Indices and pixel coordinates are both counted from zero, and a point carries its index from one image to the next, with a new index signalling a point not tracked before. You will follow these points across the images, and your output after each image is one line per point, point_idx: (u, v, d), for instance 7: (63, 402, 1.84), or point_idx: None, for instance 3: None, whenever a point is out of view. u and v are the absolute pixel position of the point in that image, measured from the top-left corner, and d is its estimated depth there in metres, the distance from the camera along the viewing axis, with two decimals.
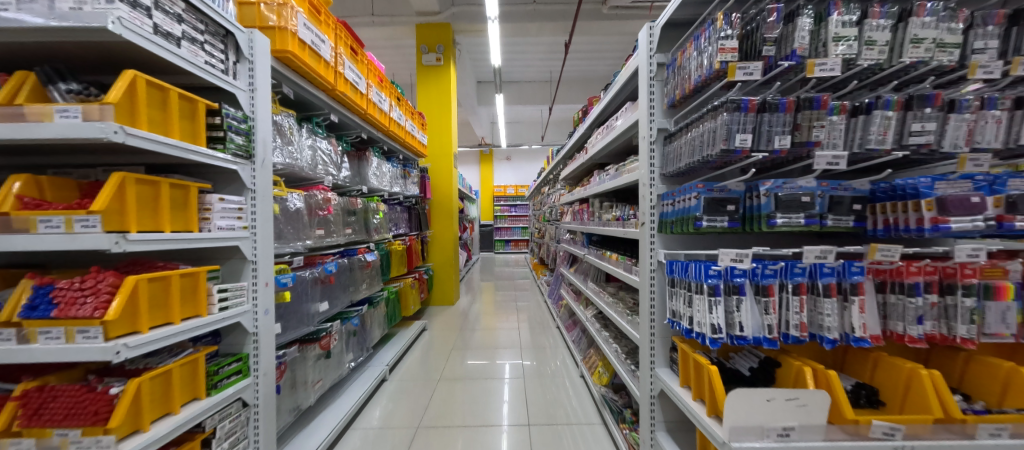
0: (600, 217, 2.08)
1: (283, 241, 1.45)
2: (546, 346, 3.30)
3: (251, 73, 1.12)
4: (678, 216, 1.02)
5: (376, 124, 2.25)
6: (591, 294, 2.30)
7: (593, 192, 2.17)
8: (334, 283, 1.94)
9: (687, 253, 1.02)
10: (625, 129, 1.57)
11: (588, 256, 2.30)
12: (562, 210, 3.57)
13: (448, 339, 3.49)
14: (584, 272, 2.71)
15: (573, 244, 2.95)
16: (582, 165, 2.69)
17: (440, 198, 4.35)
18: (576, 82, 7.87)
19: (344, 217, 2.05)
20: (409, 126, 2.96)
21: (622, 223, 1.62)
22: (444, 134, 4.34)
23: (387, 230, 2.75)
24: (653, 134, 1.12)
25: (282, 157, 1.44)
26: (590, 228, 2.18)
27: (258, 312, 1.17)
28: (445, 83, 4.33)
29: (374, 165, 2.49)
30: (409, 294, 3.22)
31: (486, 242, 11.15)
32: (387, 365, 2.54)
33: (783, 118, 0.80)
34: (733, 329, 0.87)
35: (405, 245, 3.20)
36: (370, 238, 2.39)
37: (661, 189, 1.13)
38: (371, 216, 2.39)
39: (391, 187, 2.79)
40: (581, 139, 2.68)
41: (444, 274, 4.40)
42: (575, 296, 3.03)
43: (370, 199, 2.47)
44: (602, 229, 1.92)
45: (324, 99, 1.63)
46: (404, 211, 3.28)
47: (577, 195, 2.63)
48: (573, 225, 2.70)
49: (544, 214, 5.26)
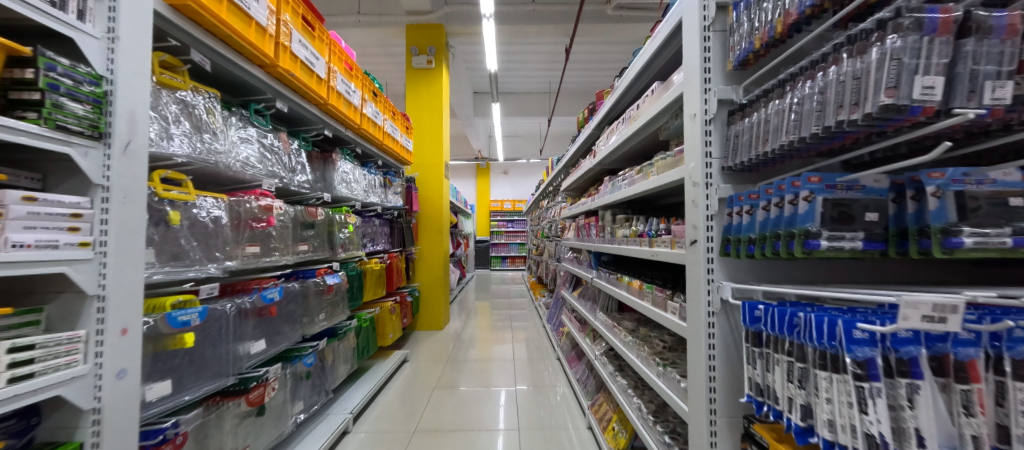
0: (613, 234, 1.69)
1: (182, 264, 1.05)
2: (545, 379, 2.83)
3: (111, 13, 0.77)
4: (764, 230, 0.64)
5: (342, 120, 2.12)
6: (601, 326, 1.86)
7: (603, 202, 1.80)
8: (278, 315, 1.51)
9: (775, 290, 0.64)
10: (649, 120, 1.22)
11: (597, 280, 1.88)
12: (564, 225, 3.19)
13: (432, 371, 2.99)
14: (590, 297, 2.28)
15: (577, 264, 2.54)
16: (587, 173, 2.33)
17: (429, 211, 3.96)
18: (575, 94, 7.72)
19: (297, 230, 1.66)
20: (387, 127, 2.68)
21: (646, 240, 1.23)
22: (434, 142, 4.02)
23: (360, 246, 2.34)
24: (707, 108, 0.76)
25: (186, 148, 1.07)
26: (600, 245, 1.78)
27: (103, 376, 0.75)
28: (436, 88, 4.05)
29: (345, 170, 2.13)
30: (388, 321, 2.77)
31: (482, 259, 10.66)
32: (350, 412, 2.02)
33: (998, 50, 0.41)
34: (910, 442, 0.44)
35: (384, 263, 2.79)
36: (334, 257, 1.98)
37: (726, 192, 0.74)
38: (337, 230, 1.99)
39: (366, 196, 2.41)
40: (587, 143, 2.33)
41: (431, 295, 3.94)
42: (578, 324, 2.58)
43: (338, 210, 2.09)
44: (616, 247, 1.52)
45: (261, 77, 1.49)
46: (384, 224, 2.89)
47: (583, 208, 2.25)
48: (578, 243, 2.30)
49: (543, 229, 4.87)
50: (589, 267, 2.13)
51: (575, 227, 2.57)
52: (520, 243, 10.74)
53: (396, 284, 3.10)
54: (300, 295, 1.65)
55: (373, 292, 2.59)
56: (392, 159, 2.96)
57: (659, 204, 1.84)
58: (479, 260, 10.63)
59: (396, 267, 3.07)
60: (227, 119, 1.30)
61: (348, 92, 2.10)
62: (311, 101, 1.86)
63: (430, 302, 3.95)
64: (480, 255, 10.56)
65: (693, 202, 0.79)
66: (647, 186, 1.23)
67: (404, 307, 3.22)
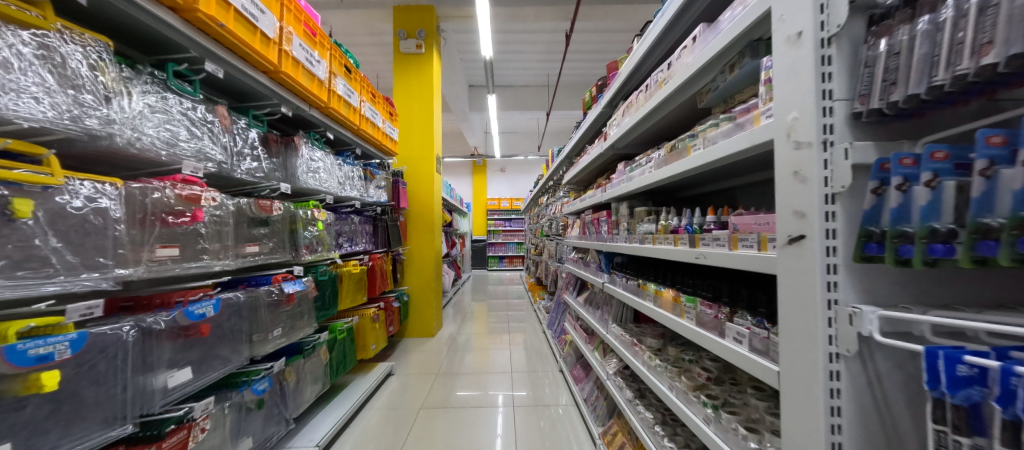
0: (632, 231, 1.38)
1: (39, 275, 0.71)
2: (546, 391, 2.53)
3: None
4: (990, 215, 0.33)
5: (303, 95, 1.77)
6: (613, 340, 1.56)
7: (617, 193, 1.50)
8: (214, 333, 1.20)
9: (965, 323, 0.34)
10: (689, 79, 0.93)
11: (609, 286, 1.58)
12: (566, 222, 2.90)
13: (421, 385, 2.67)
14: (598, 305, 1.97)
15: (582, 266, 2.23)
16: (595, 161, 2.02)
17: (419, 209, 3.63)
18: (574, 87, 7.47)
19: (243, 228, 1.35)
20: (364, 110, 2.35)
21: (682, 238, 0.94)
22: (424, 133, 3.71)
23: (333, 247, 2.02)
24: (826, 20, 0.47)
25: (45, 112, 0.75)
26: (614, 244, 1.48)
27: None
28: (427, 75, 3.74)
29: (312, 158, 1.81)
30: (369, 331, 2.46)
31: (478, 258, 10.33)
32: (317, 442, 1.70)
33: None
34: None
35: (366, 266, 2.48)
36: (299, 260, 1.66)
37: (866, 153, 0.44)
38: (301, 227, 1.68)
39: (342, 189, 2.10)
40: (594, 127, 2.03)
41: (420, 300, 3.61)
42: (584, 333, 2.27)
43: (305, 205, 1.77)
44: (637, 247, 1.22)
45: (178, 26, 1.12)
46: (366, 222, 2.58)
47: (591, 201, 1.95)
48: (584, 242, 2.00)
49: (543, 227, 4.56)
50: (597, 270, 1.83)
51: (580, 224, 2.26)
52: (518, 242, 10.43)
53: (381, 289, 2.78)
54: (249, 307, 1.34)
55: (351, 299, 2.27)
56: (373, 148, 2.63)
57: (683, 195, 1.55)
58: (476, 260, 10.29)
59: (381, 270, 2.75)
60: (132, 81, 0.99)
61: (310, 61, 1.73)
62: (258, 67, 1.50)
63: (420, 307, 3.61)
64: (477, 254, 10.21)
65: (797, 174, 0.50)
66: (685, 167, 0.93)
67: (389, 314, 2.90)
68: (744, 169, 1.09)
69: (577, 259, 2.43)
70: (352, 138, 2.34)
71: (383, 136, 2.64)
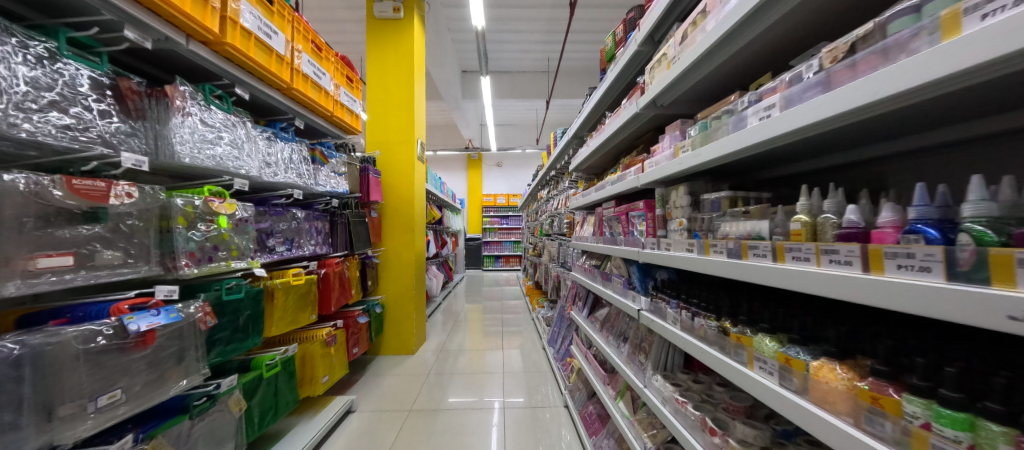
0: (701, 233, 0.83)
1: None
2: (548, 431, 1.98)
3: None
4: None
5: (165, 13, 1.00)
6: (658, 402, 0.99)
7: (664, 174, 0.94)
8: None
9: None
10: None
11: (651, 318, 1.02)
12: (574, 219, 2.34)
13: (392, 422, 2.07)
14: (625, 336, 1.38)
15: (596, 279, 1.66)
16: (621, 133, 1.45)
17: (395, 204, 3.05)
18: (576, 74, 6.92)
19: (27, 229, 0.76)
20: (304, 67, 1.60)
21: (909, 259, 0.37)
22: (403, 113, 3.13)
23: (255, 252, 1.45)
24: None
25: None
26: (664, 254, 0.93)
27: None
28: (406, 45, 3.16)
29: (210, 123, 1.23)
30: (320, 359, 1.89)
31: (473, 258, 9.71)
32: None
33: None
34: None
35: (315, 275, 1.91)
36: (177, 275, 1.10)
37: None
38: (182, 225, 1.11)
39: (270, 172, 1.52)
40: (619, 87, 1.47)
41: (397, 312, 3.02)
42: (600, 370, 1.66)
43: (196, 192, 1.20)
44: (729, 264, 0.67)
45: None
46: (318, 218, 2.01)
47: (614, 191, 1.39)
48: (604, 246, 1.44)
49: (542, 226, 4.01)
50: (625, 289, 1.26)
51: (595, 222, 1.70)
52: (514, 241, 9.86)
53: (342, 303, 2.21)
54: (40, 363, 0.76)
55: (291, 321, 1.71)
56: (329, 124, 1.94)
57: (765, 176, 1.00)
58: (470, 260, 9.67)
59: (342, 279, 2.18)
60: None
61: None
62: None
63: (396, 321, 3.02)
64: (471, 254, 9.61)
65: None
66: (898, 85, 0.37)
67: (353, 333, 2.33)
68: (971, 107, 0.53)
69: (589, 267, 1.85)
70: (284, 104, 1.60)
71: (336, 107, 1.91)
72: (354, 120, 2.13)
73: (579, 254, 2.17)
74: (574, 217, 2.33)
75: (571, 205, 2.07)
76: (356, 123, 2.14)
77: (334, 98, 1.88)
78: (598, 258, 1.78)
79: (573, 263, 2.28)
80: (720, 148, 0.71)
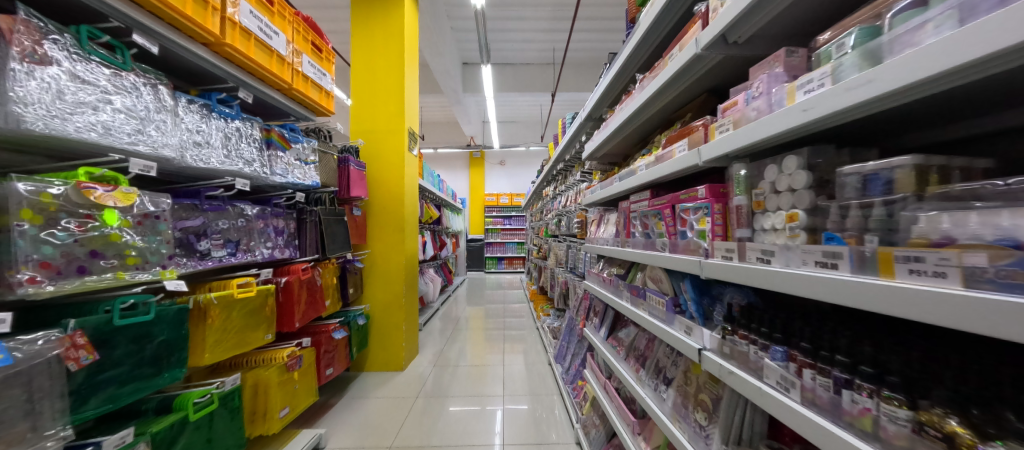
0: (849, 237, 0.45)
1: None
2: None
3: None
4: None
5: None
6: None
7: (758, 138, 0.57)
8: None
9: None
10: None
11: (725, 368, 0.63)
12: (587, 218, 1.96)
13: None
14: (667, 375, 0.97)
15: (620, 294, 1.26)
16: (664, 96, 1.07)
17: (383, 201, 2.71)
18: (583, 65, 6.54)
19: None
20: (242, 18, 1.18)
21: None
22: (392, 99, 2.79)
23: (173, 257, 1.10)
24: None
25: None
26: (761, 269, 0.55)
27: None
28: (396, 24, 2.82)
29: (85, 78, 0.86)
30: (276, 388, 1.53)
31: (475, 260, 9.32)
32: None
33: None
34: None
35: (272, 285, 1.56)
36: (17, 296, 0.73)
37: None
38: (28, 221, 0.75)
39: (196, 154, 1.16)
40: (656, 40, 1.09)
41: (384, 323, 2.66)
42: (627, 413, 1.24)
43: (66, 175, 0.84)
44: (978, 302, 0.28)
45: None
46: (279, 215, 1.66)
47: (649, 177, 1.02)
48: (636, 252, 1.07)
49: (548, 226, 3.65)
50: (671, 313, 0.88)
51: (619, 220, 1.33)
52: (518, 242, 9.50)
53: (312, 316, 1.86)
54: None
55: (236, 343, 1.36)
56: (289, 100, 1.56)
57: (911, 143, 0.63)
58: (471, 261, 9.30)
59: (311, 289, 1.83)
60: None
61: None
62: None
63: (382, 332, 2.66)
64: (473, 255, 9.25)
65: None
66: None
67: (327, 352, 1.97)
68: None
69: (610, 276, 1.45)
70: (215, 66, 1.18)
71: (295, 77, 1.49)
72: (321, 97, 1.71)
73: (596, 258, 1.79)
74: (588, 214, 1.96)
75: (587, 200, 1.70)
76: (323, 100, 1.71)
77: (291, 66, 1.46)
78: (623, 265, 1.41)
79: (587, 269, 1.89)
80: (930, 59, 0.33)
